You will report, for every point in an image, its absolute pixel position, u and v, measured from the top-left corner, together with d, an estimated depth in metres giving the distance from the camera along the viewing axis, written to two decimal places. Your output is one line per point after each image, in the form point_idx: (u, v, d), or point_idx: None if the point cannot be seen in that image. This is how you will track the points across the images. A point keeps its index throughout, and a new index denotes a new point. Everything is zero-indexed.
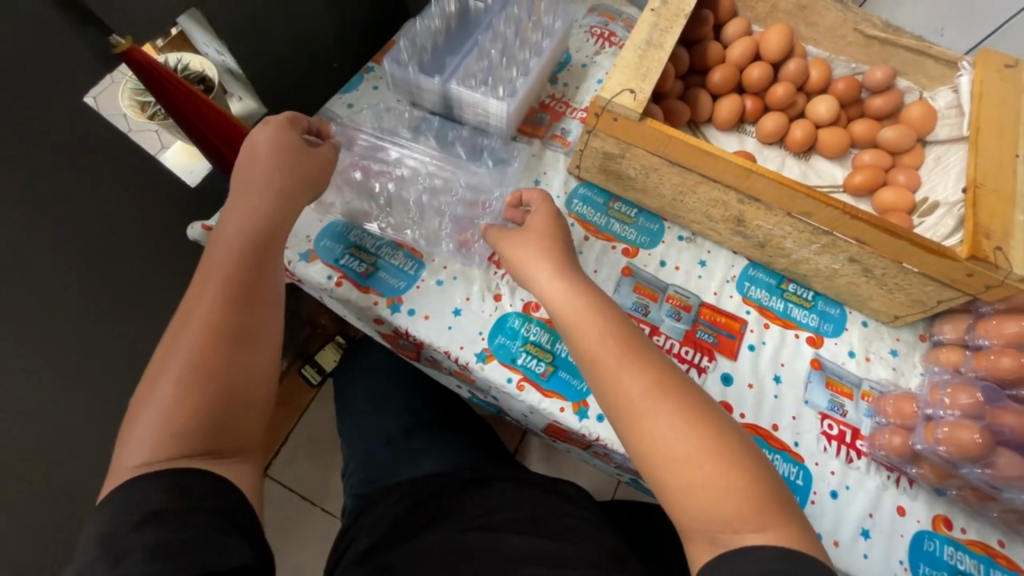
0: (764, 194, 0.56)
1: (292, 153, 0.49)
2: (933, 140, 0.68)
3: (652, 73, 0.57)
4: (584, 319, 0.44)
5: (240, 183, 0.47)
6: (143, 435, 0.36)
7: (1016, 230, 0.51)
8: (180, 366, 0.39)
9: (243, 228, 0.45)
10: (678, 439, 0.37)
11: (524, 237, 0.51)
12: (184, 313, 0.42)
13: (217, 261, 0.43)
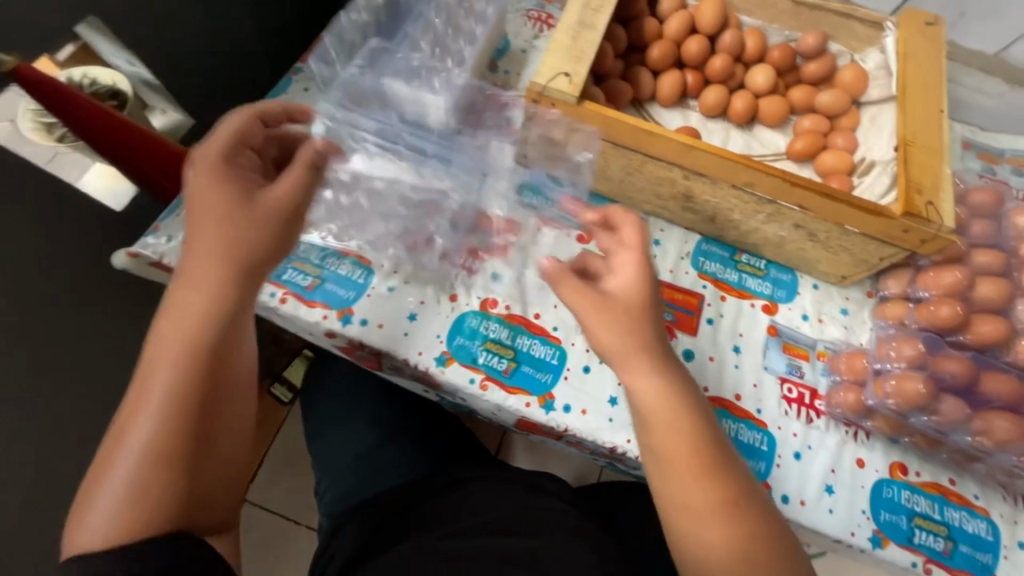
0: (708, 169, 0.56)
1: (242, 209, 0.40)
2: (867, 101, 0.69)
3: (586, 54, 0.56)
4: (670, 415, 0.40)
5: (200, 239, 0.39)
6: (101, 517, 0.34)
7: (944, 183, 0.53)
8: (138, 449, 0.35)
9: (206, 297, 0.38)
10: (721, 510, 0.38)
11: (596, 290, 0.44)
12: (140, 385, 0.37)
13: (176, 332, 0.37)
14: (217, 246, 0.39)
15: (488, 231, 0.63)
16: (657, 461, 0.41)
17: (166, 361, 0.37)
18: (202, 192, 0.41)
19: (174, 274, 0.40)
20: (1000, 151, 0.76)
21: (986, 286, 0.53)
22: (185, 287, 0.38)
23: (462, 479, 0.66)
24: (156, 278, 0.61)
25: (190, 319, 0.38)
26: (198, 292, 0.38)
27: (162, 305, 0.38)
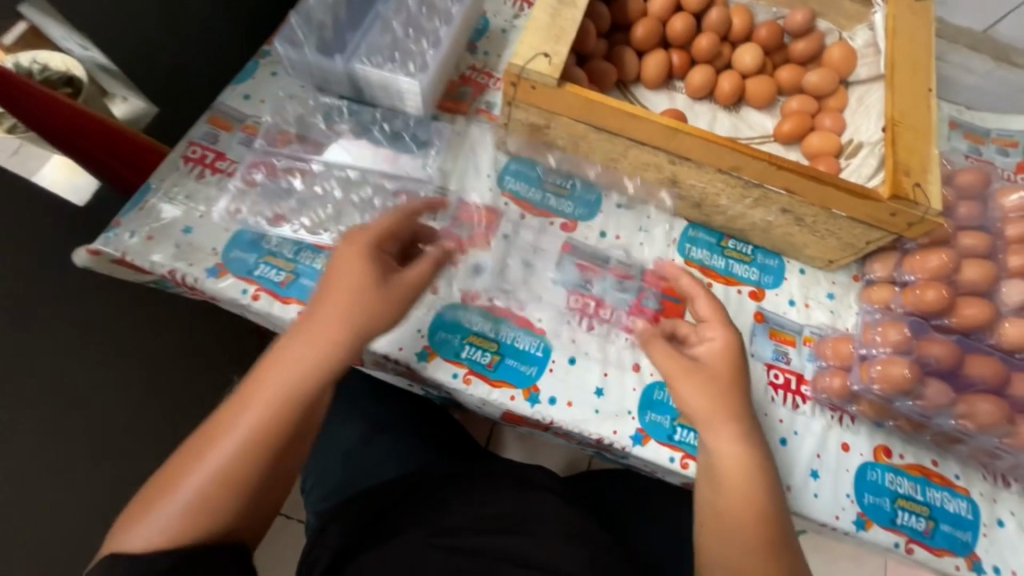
0: (693, 153, 0.54)
1: (378, 298, 0.47)
2: (855, 80, 0.68)
3: (567, 33, 0.53)
4: (742, 481, 0.46)
5: (328, 306, 0.46)
6: (164, 517, 0.39)
7: (932, 165, 0.52)
8: (206, 470, 0.41)
9: (311, 354, 0.44)
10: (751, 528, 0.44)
11: (700, 363, 0.50)
12: (231, 409, 0.43)
13: (277, 380, 0.43)
14: (346, 333, 0.46)
15: (468, 221, 0.61)
16: (714, 486, 0.47)
17: (263, 413, 0.42)
18: (344, 271, 0.47)
19: (294, 327, 0.46)
20: (987, 130, 0.75)
21: (971, 269, 0.53)
22: (296, 349, 0.45)
23: (465, 474, 0.66)
24: (123, 275, 0.58)
25: (299, 382, 0.44)
26: (303, 348, 0.45)
27: (272, 351, 0.45)
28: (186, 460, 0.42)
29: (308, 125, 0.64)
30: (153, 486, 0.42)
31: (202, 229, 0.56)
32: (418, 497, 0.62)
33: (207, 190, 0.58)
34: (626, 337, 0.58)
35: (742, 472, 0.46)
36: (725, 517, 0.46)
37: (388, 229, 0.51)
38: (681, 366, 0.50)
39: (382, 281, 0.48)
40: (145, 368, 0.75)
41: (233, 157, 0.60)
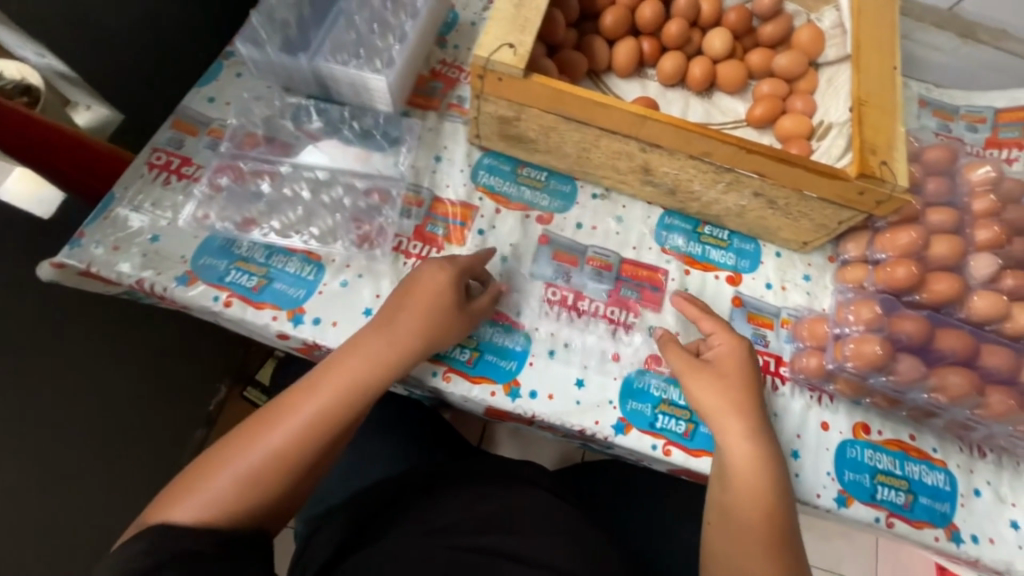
0: (663, 140, 0.54)
1: (456, 321, 0.52)
2: (824, 62, 0.68)
3: (531, 23, 0.53)
4: (756, 481, 0.48)
5: (386, 321, 0.50)
6: (204, 497, 0.42)
7: (898, 142, 0.52)
8: (259, 455, 0.44)
9: (360, 367, 0.48)
10: (760, 511, 0.47)
11: (726, 360, 0.52)
12: (280, 409, 0.47)
13: (326, 390, 0.47)
14: (420, 354, 0.50)
15: (443, 217, 0.61)
16: (723, 482, 0.49)
17: (320, 414, 0.46)
18: (423, 289, 0.51)
19: (349, 339, 0.50)
20: (955, 108, 0.76)
21: (941, 244, 0.54)
22: (348, 360, 0.48)
23: (467, 471, 0.66)
24: (90, 287, 0.57)
25: (362, 391, 0.48)
26: (354, 361, 0.48)
27: (327, 360, 0.49)
28: (241, 438, 0.45)
29: (275, 126, 0.62)
30: (196, 467, 0.45)
31: (170, 237, 0.55)
32: (413, 495, 0.62)
33: (173, 196, 0.57)
34: (606, 327, 0.58)
35: (757, 475, 0.48)
36: (732, 512, 0.48)
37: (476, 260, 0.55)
38: (692, 367, 0.52)
39: (462, 308, 0.52)
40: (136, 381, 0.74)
41: (199, 161, 0.59)
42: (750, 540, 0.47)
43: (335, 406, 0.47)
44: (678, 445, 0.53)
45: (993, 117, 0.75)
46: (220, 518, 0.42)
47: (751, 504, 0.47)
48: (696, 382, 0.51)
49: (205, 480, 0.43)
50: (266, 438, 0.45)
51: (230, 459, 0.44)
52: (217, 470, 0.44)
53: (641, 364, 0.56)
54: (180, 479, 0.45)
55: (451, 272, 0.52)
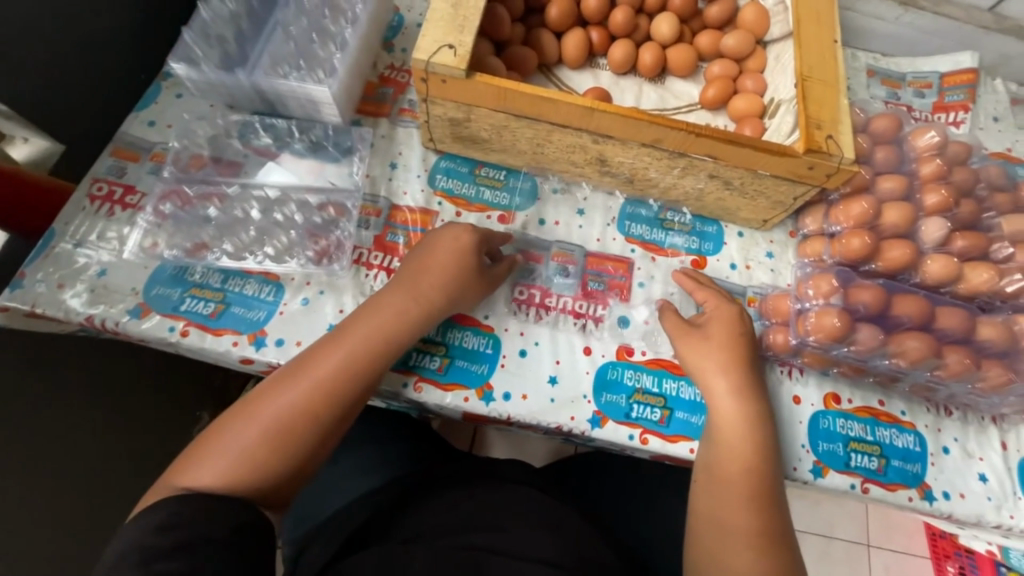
0: (613, 130, 0.54)
1: (476, 282, 0.54)
2: (771, 39, 0.68)
3: (469, 22, 0.52)
4: (742, 444, 0.48)
5: (404, 280, 0.52)
6: (220, 459, 0.44)
7: (843, 115, 0.53)
8: (273, 414, 0.45)
9: (372, 328, 0.49)
10: (748, 462, 0.48)
11: (720, 310, 0.54)
12: (294, 367, 0.48)
13: (338, 352, 0.48)
14: (441, 310, 0.52)
15: (403, 225, 0.60)
16: (712, 441, 0.50)
17: (341, 379, 0.47)
18: (442, 250, 0.53)
19: (363, 302, 0.52)
20: (902, 75, 0.78)
21: (892, 212, 0.55)
22: (362, 320, 0.50)
23: (446, 480, 0.64)
24: (36, 327, 0.54)
25: (388, 352, 0.50)
26: (366, 324, 0.50)
27: (341, 322, 0.50)
28: (262, 398, 0.46)
29: (221, 145, 0.61)
30: (212, 431, 0.46)
31: (118, 269, 0.53)
32: (392, 510, 0.61)
33: (119, 227, 0.55)
34: (576, 322, 0.58)
35: (742, 438, 0.49)
36: (719, 473, 0.48)
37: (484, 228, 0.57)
38: (685, 331, 0.54)
39: (481, 272, 0.55)
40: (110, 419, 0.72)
41: (144, 189, 0.57)
42: (738, 499, 0.46)
43: (357, 369, 0.48)
44: (654, 433, 0.54)
45: (938, 81, 0.77)
46: (237, 482, 0.43)
47: (737, 461, 0.48)
48: (687, 346, 0.53)
49: (231, 436, 0.45)
50: (287, 395, 0.46)
51: (249, 417, 0.45)
52: (240, 426, 0.45)
53: (614, 356, 0.56)
54: (207, 430, 0.46)
55: (474, 235, 0.55)
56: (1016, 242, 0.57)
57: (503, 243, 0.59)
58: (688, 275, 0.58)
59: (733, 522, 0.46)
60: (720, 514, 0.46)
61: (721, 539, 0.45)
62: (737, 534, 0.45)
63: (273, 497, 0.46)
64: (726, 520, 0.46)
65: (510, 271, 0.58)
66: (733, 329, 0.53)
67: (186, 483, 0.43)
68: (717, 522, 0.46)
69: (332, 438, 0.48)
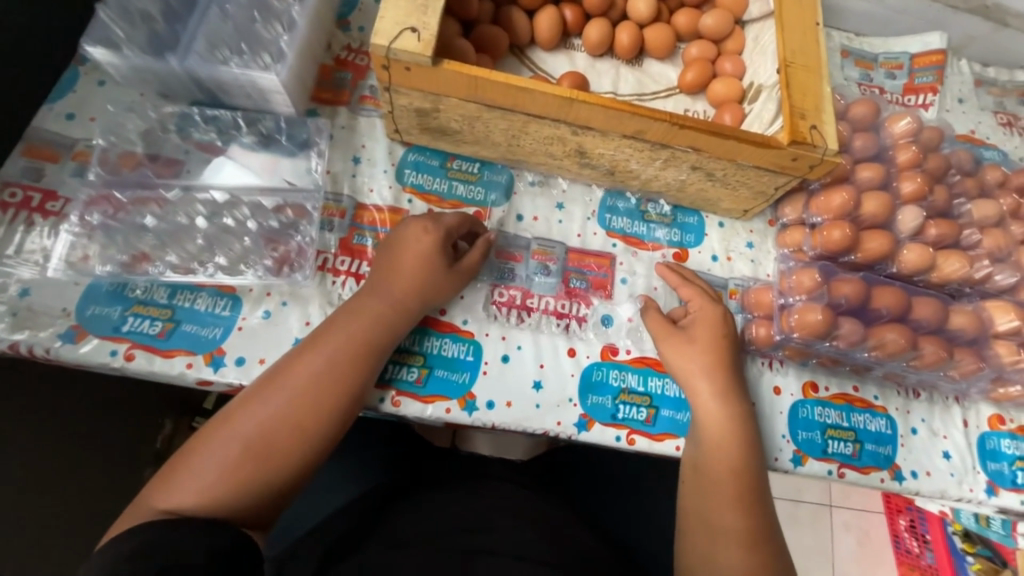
0: (593, 121, 0.50)
1: (446, 280, 0.51)
2: (749, 19, 0.65)
3: (434, 1, 0.47)
4: (726, 442, 0.48)
5: (382, 281, 0.49)
6: (197, 480, 0.41)
7: (826, 104, 0.51)
8: (252, 429, 0.43)
9: (352, 334, 0.47)
10: (734, 458, 0.48)
11: (702, 305, 0.54)
12: (272, 378, 0.45)
13: (317, 362, 0.45)
14: (419, 313, 0.50)
15: (370, 226, 0.55)
16: (698, 442, 0.50)
17: (325, 387, 0.45)
18: (410, 250, 0.50)
19: (339, 307, 0.49)
20: (875, 56, 0.77)
21: (871, 202, 0.55)
22: (341, 326, 0.47)
23: (431, 484, 0.62)
24: None
25: (374, 355, 0.47)
26: (344, 330, 0.47)
27: (318, 328, 0.48)
28: (241, 409, 0.43)
29: (157, 140, 0.54)
30: (186, 451, 0.43)
31: (44, 288, 0.47)
32: (373, 520, 0.57)
33: (41, 239, 0.48)
34: (559, 323, 0.56)
35: (728, 436, 0.49)
36: (705, 472, 0.48)
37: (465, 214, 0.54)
38: (669, 334, 0.53)
39: (450, 267, 0.51)
40: (59, 442, 0.66)
41: (67, 194, 0.50)
42: (723, 497, 0.47)
43: (341, 374, 0.46)
44: (641, 433, 0.53)
45: (909, 62, 0.77)
46: (219, 502, 0.41)
47: (722, 458, 0.48)
48: (671, 348, 0.52)
49: (210, 451, 0.42)
50: (269, 406, 0.43)
51: (225, 433, 0.42)
52: (219, 439, 0.42)
53: (599, 356, 0.55)
54: (185, 446, 0.44)
55: (435, 234, 0.51)
56: (982, 228, 0.58)
57: (475, 226, 0.55)
58: (668, 271, 0.57)
59: (720, 520, 0.46)
60: (707, 511, 0.47)
61: (710, 536, 0.46)
62: (725, 531, 0.46)
63: (257, 516, 0.43)
64: (714, 517, 0.46)
65: (484, 258, 0.54)
66: (714, 325, 0.52)
67: (165, 504, 0.40)
68: (704, 521, 0.47)
69: (320, 450, 0.45)
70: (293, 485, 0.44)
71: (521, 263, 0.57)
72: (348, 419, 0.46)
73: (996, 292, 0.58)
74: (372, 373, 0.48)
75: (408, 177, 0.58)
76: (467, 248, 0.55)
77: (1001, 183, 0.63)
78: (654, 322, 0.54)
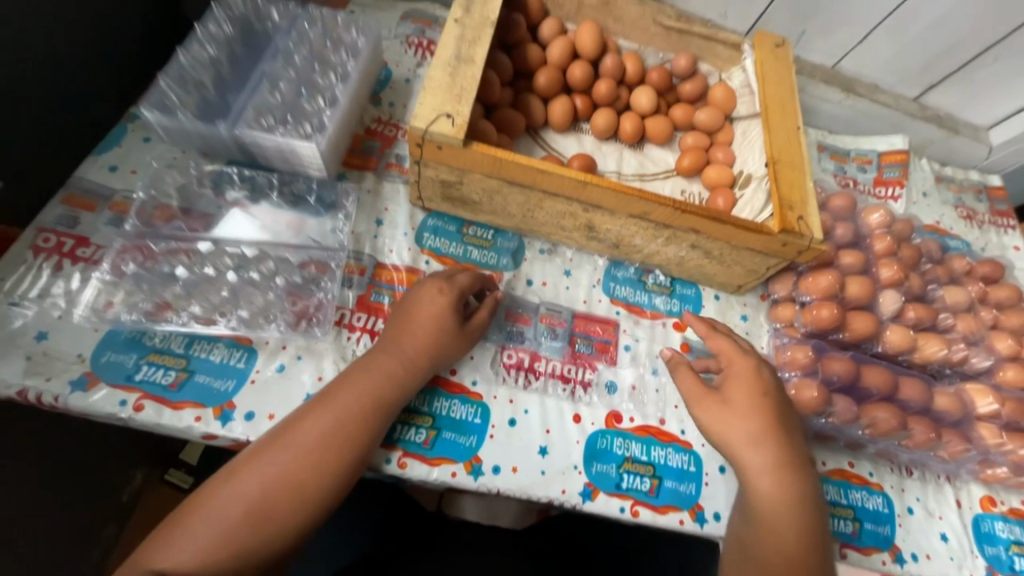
0: (603, 202, 0.55)
1: (457, 341, 0.53)
2: (738, 116, 0.73)
3: (467, 92, 0.53)
4: (777, 521, 0.47)
5: (397, 340, 0.51)
6: (194, 540, 0.40)
7: (811, 198, 0.57)
8: (254, 489, 0.42)
9: (363, 392, 0.47)
10: (785, 538, 0.47)
11: (743, 366, 0.54)
12: (280, 434, 0.45)
13: (326, 419, 0.45)
14: (430, 374, 0.51)
15: (388, 284, 0.57)
16: (750, 520, 0.48)
17: (332, 445, 0.45)
18: (423, 311, 0.52)
19: (352, 362, 0.50)
20: (847, 151, 0.86)
21: (854, 285, 0.60)
22: (352, 382, 0.48)
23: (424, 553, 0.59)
24: None
25: (383, 413, 0.48)
26: (355, 387, 0.47)
27: (330, 384, 0.48)
28: (246, 466, 0.43)
29: (192, 195, 0.57)
30: (184, 507, 0.42)
31: (62, 332, 0.47)
32: None
33: (67, 283, 0.49)
34: (565, 387, 0.57)
35: (780, 514, 0.47)
36: (755, 552, 0.47)
37: (476, 273, 0.57)
38: (705, 397, 0.54)
39: (461, 328, 0.53)
40: (28, 489, 0.63)
41: (100, 241, 0.52)
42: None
43: (349, 432, 0.46)
44: (645, 504, 0.53)
45: (877, 159, 0.86)
46: (211, 566, 0.39)
47: (774, 539, 0.47)
48: (708, 413, 0.53)
49: (209, 509, 0.41)
50: (274, 462, 0.43)
51: (227, 490, 0.42)
52: (221, 499, 0.41)
53: (603, 423, 0.56)
54: (183, 505, 0.42)
55: (449, 294, 0.53)
56: (955, 313, 0.63)
57: (488, 288, 0.58)
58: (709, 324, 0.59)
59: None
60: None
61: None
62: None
63: None
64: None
65: (491, 318, 0.56)
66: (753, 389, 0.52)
67: (156, 565, 0.39)
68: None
69: (324, 512, 0.44)
70: (291, 549, 0.43)
71: (530, 327, 0.60)
72: (353, 480, 0.46)
73: (972, 373, 0.62)
74: (379, 432, 0.48)
75: (427, 240, 0.61)
76: (477, 305, 0.57)
77: (968, 272, 0.69)
78: (694, 386, 0.55)
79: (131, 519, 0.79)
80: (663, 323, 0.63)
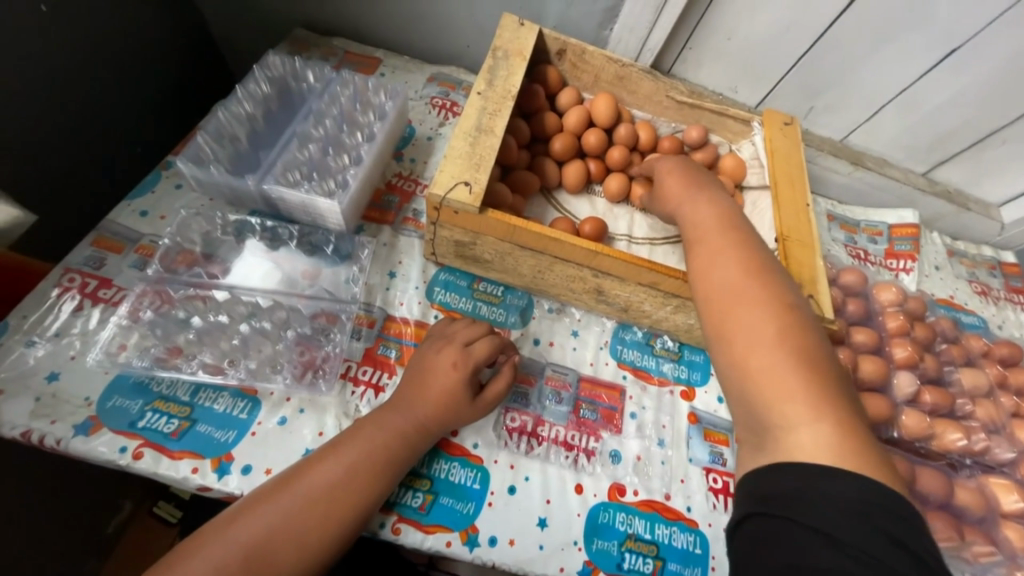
0: (613, 270, 0.56)
1: (471, 409, 0.52)
2: (748, 186, 0.73)
3: (486, 161, 0.55)
4: (690, 199, 0.53)
5: (410, 397, 0.51)
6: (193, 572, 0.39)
7: (821, 275, 0.57)
8: (257, 529, 0.41)
9: (375, 445, 0.47)
10: (702, 208, 0.51)
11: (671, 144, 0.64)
12: (294, 471, 0.45)
13: (337, 468, 0.45)
14: (435, 436, 0.50)
15: (396, 338, 0.58)
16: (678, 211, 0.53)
17: (338, 496, 0.44)
18: (436, 381, 0.51)
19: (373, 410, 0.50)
20: (857, 222, 0.87)
21: (867, 364, 0.58)
22: (366, 433, 0.48)
23: None
24: None
25: (389, 478, 0.47)
26: (369, 439, 0.47)
27: (347, 430, 0.48)
28: (246, 513, 0.42)
29: (215, 242, 0.59)
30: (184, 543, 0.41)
31: (73, 374, 0.48)
32: None
33: (84, 323, 0.51)
34: (568, 455, 0.56)
35: (688, 197, 0.53)
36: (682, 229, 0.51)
37: (495, 340, 0.55)
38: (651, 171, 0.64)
39: (475, 397, 0.52)
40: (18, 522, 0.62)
41: (122, 283, 0.54)
42: (718, 262, 0.45)
43: (357, 487, 0.45)
44: None
45: (888, 231, 0.86)
46: None
47: (705, 232, 0.48)
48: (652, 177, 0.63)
49: (211, 551, 0.40)
50: (278, 509, 0.42)
51: (230, 533, 0.41)
52: (221, 543, 0.40)
53: (606, 496, 0.54)
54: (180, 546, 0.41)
55: (466, 362, 0.52)
56: (973, 398, 0.62)
57: (504, 351, 0.57)
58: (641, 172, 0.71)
59: (720, 287, 0.43)
60: (702, 275, 0.45)
61: (716, 302, 0.43)
62: (729, 291, 0.42)
63: None
64: (716, 287, 0.43)
65: (510, 386, 0.55)
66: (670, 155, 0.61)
67: None
68: (707, 296, 0.44)
69: (324, 568, 0.43)
70: None
71: (539, 392, 0.59)
72: (353, 541, 0.45)
73: (994, 465, 0.59)
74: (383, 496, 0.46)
75: (437, 294, 0.62)
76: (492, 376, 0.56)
77: (985, 353, 0.67)
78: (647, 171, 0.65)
79: (114, 552, 0.78)
80: (671, 390, 0.62)
